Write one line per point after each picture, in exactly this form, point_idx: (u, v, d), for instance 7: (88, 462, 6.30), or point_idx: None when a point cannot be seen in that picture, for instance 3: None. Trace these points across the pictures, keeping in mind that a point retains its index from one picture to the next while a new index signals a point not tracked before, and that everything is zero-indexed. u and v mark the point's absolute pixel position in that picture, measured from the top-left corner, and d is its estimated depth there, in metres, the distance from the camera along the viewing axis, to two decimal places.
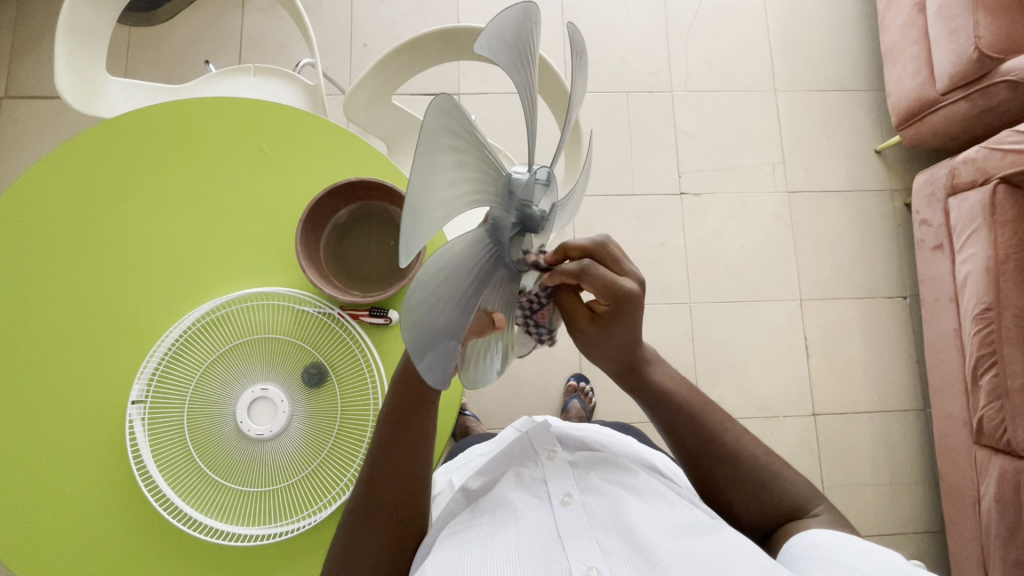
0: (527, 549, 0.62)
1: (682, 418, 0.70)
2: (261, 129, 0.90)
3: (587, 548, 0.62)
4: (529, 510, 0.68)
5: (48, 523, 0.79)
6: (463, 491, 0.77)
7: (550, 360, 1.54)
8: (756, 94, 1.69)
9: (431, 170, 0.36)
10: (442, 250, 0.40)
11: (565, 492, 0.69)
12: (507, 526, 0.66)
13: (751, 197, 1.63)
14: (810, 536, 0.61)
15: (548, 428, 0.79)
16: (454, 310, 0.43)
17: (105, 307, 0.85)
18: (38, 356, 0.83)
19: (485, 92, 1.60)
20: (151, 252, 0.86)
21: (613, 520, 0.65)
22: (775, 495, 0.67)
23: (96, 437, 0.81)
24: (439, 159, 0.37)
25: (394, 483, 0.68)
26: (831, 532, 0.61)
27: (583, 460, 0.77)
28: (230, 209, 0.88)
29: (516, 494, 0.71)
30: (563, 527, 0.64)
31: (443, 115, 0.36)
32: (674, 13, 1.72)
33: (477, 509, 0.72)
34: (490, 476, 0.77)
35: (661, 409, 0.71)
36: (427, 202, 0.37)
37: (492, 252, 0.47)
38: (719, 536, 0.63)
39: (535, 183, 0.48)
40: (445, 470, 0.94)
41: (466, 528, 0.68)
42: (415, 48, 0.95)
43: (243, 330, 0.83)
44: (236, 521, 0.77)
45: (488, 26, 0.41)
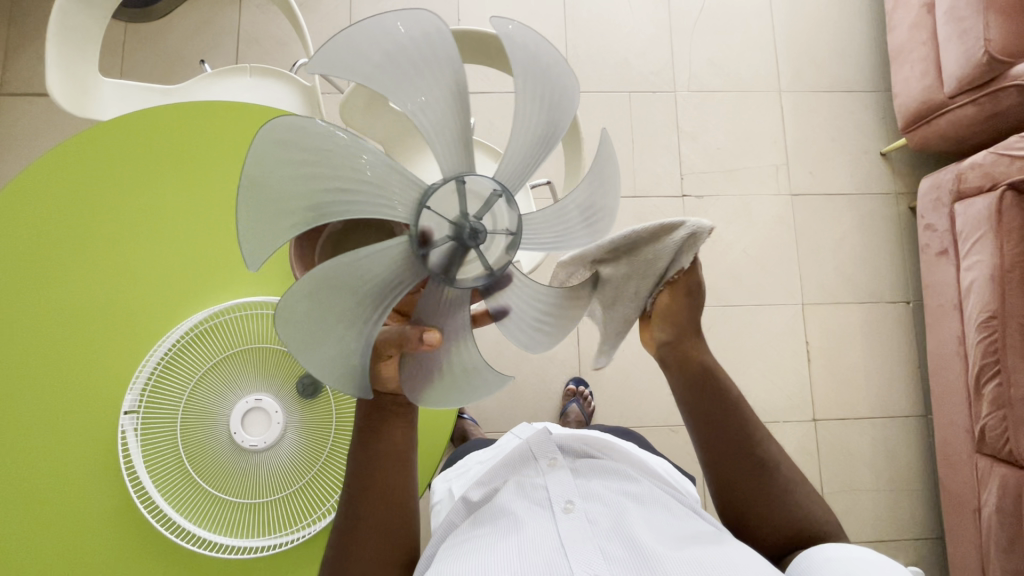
0: (529, 554, 0.61)
1: (726, 417, 0.69)
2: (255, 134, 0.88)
3: (590, 555, 0.61)
4: (531, 518, 0.67)
5: (40, 535, 0.79)
6: (463, 501, 0.75)
7: (550, 364, 1.53)
8: (761, 94, 1.67)
9: (268, 204, 0.47)
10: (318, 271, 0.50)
11: (567, 499, 0.69)
12: (509, 535, 0.64)
13: (754, 201, 1.61)
14: (822, 550, 0.60)
15: (548, 435, 0.78)
16: (341, 323, 0.52)
17: (99, 317, 0.84)
18: (28, 367, 0.82)
19: (485, 91, 1.58)
20: (145, 260, 0.85)
21: (615, 529, 0.64)
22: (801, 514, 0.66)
23: (89, 447, 0.81)
24: (277, 186, 0.47)
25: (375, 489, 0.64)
26: (846, 547, 0.60)
27: (585, 468, 0.76)
28: (224, 216, 0.87)
29: (517, 503, 0.70)
30: (566, 537, 0.63)
31: (266, 152, 0.46)
32: (678, 11, 1.69)
33: (478, 518, 0.71)
34: (492, 485, 0.76)
35: (715, 408, 0.69)
36: (269, 221, 0.48)
37: (423, 268, 0.56)
38: (726, 546, 0.62)
39: (455, 203, 0.55)
40: (444, 477, 0.93)
41: (467, 537, 0.67)
42: None
43: (237, 340, 0.81)
44: (229, 534, 0.77)
45: (316, 56, 0.46)
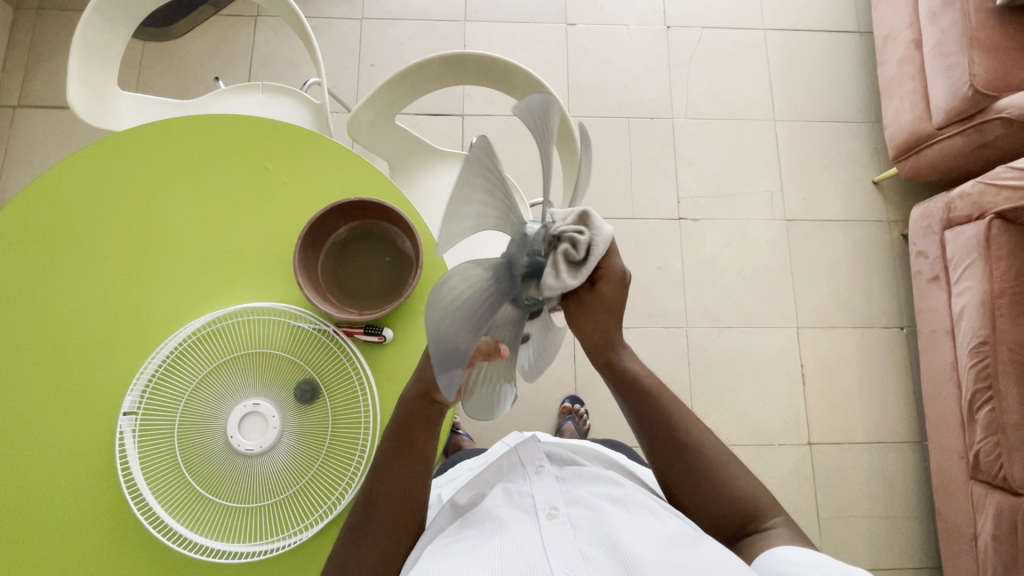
0: (511, 558, 0.61)
1: (645, 404, 0.70)
2: (265, 146, 0.91)
3: (571, 560, 0.61)
4: (515, 521, 0.67)
5: (33, 534, 0.79)
6: (451, 504, 0.78)
7: (546, 381, 1.53)
8: (756, 123, 1.72)
9: (466, 191, 0.41)
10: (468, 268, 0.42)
11: (551, 505, 0.69)
12: (493, 535, 0.65)
13: (750, 226, 1.64)
14: (779, 553, 0.61)
15: (536, 443, 0.80)
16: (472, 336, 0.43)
17: (105, 320, 0.85)
18: (34, 365, 0.83)
19: (489, 113, 1.64)
20: (153, 265, 0.87)
21: (597, 532, 0.65)
22: (733, 500, 0.68)
23: (87, 448, 0.81)
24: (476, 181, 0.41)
25: (393, 492, 0.68)
26: (798, 549, 0.61)
27: (571, 475, 0.77)
28: (231, 225, 0.89)
29: (503, 507, 0.71)
30: (548, 541, 0.64)
31: (482, 155, 0.41)
32: (676, 42, 1.76)
33: (465, 521, 0.72)
34: (479, 491, 0.78)
35: (628, 395, 0.70)
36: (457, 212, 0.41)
37: (508, 287, 0.48)
38: (704, 547, 0.62)
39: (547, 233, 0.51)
40: (437, 484, 0.93)
41: (453, 539, 0.68)
42: (419, 73, 0.98)
43: (238, 344, 0.83)
44: (221, 538, 0.77)
45: (526, 99, 0.48)
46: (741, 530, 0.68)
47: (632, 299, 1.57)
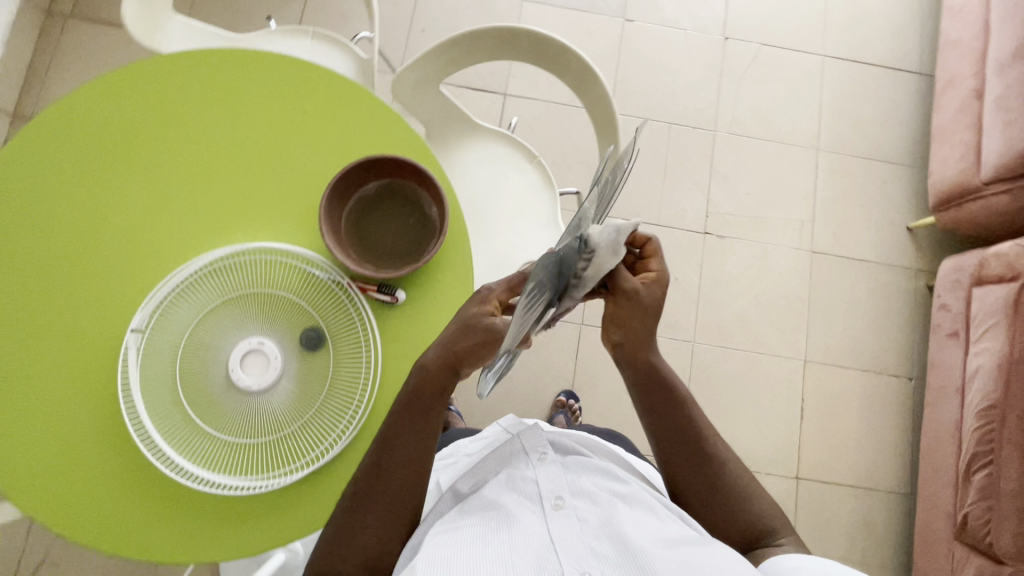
0: (520, 550, 0.63)
1: (672, 413, 0.74)
2: (309, 91, 0.91)
3: (580, 554, 0.63)
4: (521, 512, 0.69)
5: (26, 433, 0.80)
6: (452, 491, 0.78)
7: (545, 372, 1.53)
8: (798, 149, 1.68)
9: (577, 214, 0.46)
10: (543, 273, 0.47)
11: (557, 496, 0.70)
12: (499, 529, 0.66)
13: (774, 251, 1.62)
14: (784, 560, 0.65)
15: (540, 431, 0.79)
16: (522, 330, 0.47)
17: (126, 236, 0.86)
18: (52, 269, 0.84)
19: (531, 97, 1.62)
20: (181, 191, 0.88)
21: (604, 527, 0.66)
22: (745, 515, 0.72)
23: (91, 359, 0.82)
24: None
25: (404, 465, 0.72)
26: (801, 557, 0.65)
27: (574, 463, 0.77)
28: (262, 164, 0.89)
29: (508, 496, 0.71)
30: (554, 535, 0.65)
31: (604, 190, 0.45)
32: (732, 54, 1.72)
33: (465, 508, 0.72)
34: (481, 480, 0.78)
35: (655, 406, 0.75)
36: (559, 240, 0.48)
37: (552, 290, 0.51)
38: (711, 549, 0.64)
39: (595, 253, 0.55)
40: (430, 463, 0.93)
41: (454, 525, 0.69)
42: (472, 41, 0.97)
43: (252, 281, 0.83)
44: (208, 467, 0.78)
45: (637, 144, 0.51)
46: (750, 543, 0.72)
47: None
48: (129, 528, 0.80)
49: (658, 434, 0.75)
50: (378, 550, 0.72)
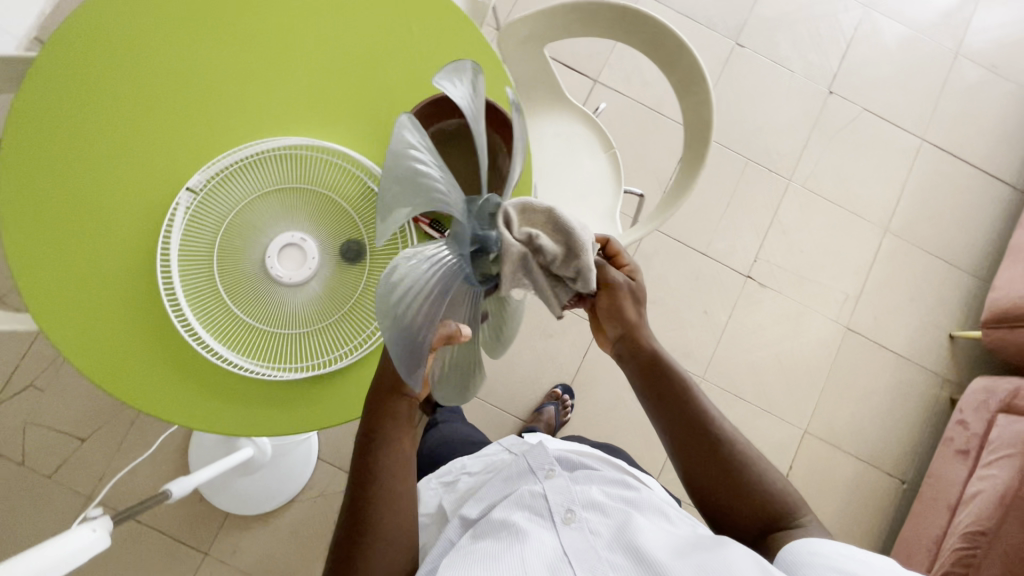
0: (535, 564, 0.66)
1: (669, 391, 0.76)
2: (420, 11, 0.89)
3: (596, 564, 0.66)
4: (532, 527, 0.72)
5: (55, 251, 0.81)
6: (462, 517, 0.81)
7: (549, 361, 1.52)
8: (867, 224, 1.63)
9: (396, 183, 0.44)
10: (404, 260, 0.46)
11: (567, 509, 0.75)
12: (510, 545, 0.69)
13: (810, 316, 1.58)
14: (805, 544, 0.64)
15: (545, 451, 0.85)
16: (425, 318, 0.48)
17: (204, 97, 0.85)
18: (124, 103, 0.84)
19: (620, 91, 1.60)
20: (269, 68, 0.86)
21: (615, 535, 0.70)
22: (763, 496, 0.71)
23: (137, 202, 0.83)
24: (403, 166, 0.45)
25: (396, 461, 0.71)
26: (825, 541, 0.64)
27: (582, 477, 0.82)
28: (353, 68, 0.88)
29: (518, 515, 0.75)
30: (569, 547, 0.69)
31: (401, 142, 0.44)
32: (832, 110, 1.67)
33: (474, 531, 0.75)
34: (491, 503, 0.82)
35: (651, 382, 0.77)
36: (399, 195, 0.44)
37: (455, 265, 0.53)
38: (724, 547, 0.66)
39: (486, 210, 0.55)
40: (433, 486, 0.96)
41: (468, 546, 0.72)
42: (592, 12, 0.94)
43: (311, 178, 0.82)
44: (223, 343, 0.79)
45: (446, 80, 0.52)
46: (770, 525, 0.71)
47: (665, 328, 1.54)
48: (129, 378, 0.80)
49: (667, 422, 0.75)
50: (396, 549, 0.70)
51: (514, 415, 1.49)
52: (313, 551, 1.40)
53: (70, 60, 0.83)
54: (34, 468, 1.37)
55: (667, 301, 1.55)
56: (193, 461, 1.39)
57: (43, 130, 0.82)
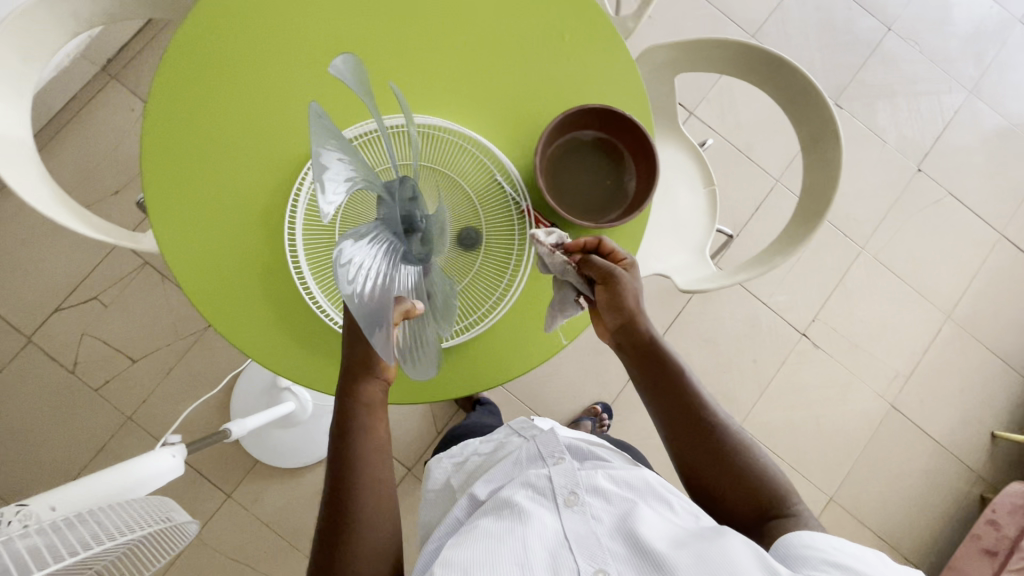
0: (538, 551, 0.67)
1: (664, 378, 0.80)
2: (575, 18, 0.90)
3: (595, 551, 0.68)
4: (535, 511, 0.73)
5: (187, 180, 0.82)
6: (470, 497, 0.81)
7: (593, 377, 1.53)
8: (930, 306, 1.63)
9: (329, 178, 0.50)
10: (352, 249, 0.54)
11: (569, 492, 0.76)
12: (514, 527, 0.70)
13: (856, 385, 1.58)
14: (799, 537, 0.63)
15: (555, 436, 0.84)
16: (380, 297, 0.57)
17: (351, 62, 0.85)
18: (276, 48, 0.84)
19: (713, 128, 1.61)
20: (420, 42, 0.86)
21: (616, 523, 0.71)
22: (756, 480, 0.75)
23: (270, 148, 0.83)
24: (337, 165, 0.52)
25: (378, 443, 0.78)
26: (817, 532, 0.64)
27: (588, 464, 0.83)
28: (501, 59, 0.88)
29: (521, 494, 0.76)
30: (570, 533, 0.70)
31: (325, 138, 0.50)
32: (917, 187, 1.66)
33: (480, 512, 0.76)
34: (499, 485, 0.82)
35: (646, 369, 0.80)
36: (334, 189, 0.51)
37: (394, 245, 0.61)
38: (721, 530, 0.67)
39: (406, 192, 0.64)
40: (441, 462, 0.97)
41: (472, 526, 0.73)
42: (736, 52, 0.95)
43: (444, 159, 0.84)
44: (333, 304, 0.81)
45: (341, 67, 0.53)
46: (763, 508, 0.74)
47: (712, 367, 1.54)
48: (235, 323, 0.81)
49: (662, 408, 0.79)
50: (388, 517, 0.77)
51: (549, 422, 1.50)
52: None
53: (228, 2, 0.84)
54: (84, 378, 1.40)
55: (719, 342, 1.55)
56: (235, 406, 1.40)
57: (190, 66, 0.83)
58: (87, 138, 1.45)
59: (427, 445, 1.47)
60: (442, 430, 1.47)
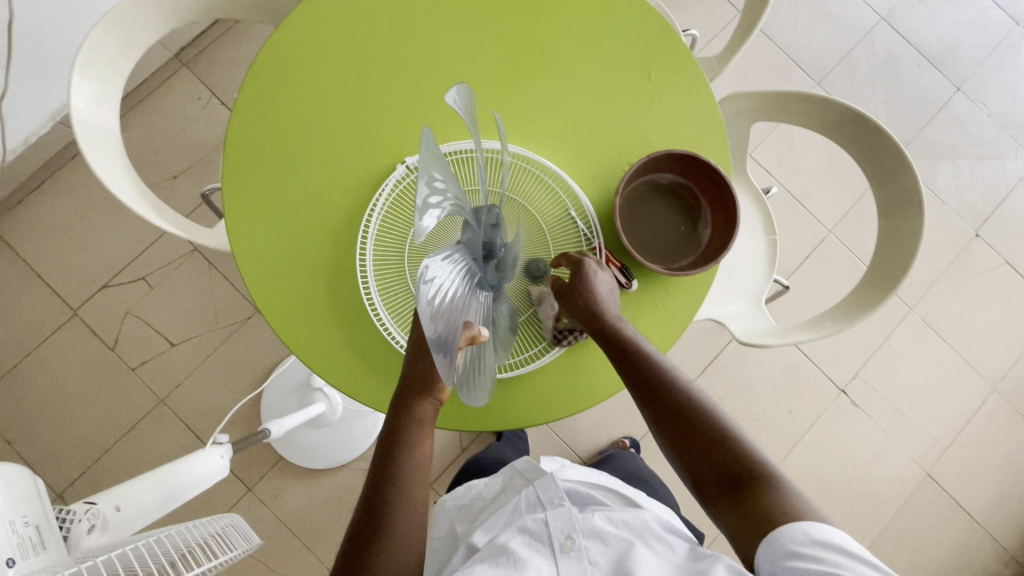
0: None
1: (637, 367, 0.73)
2: (662, 59, 0.89)
3: None
4: (533, 557, 0.73)
5: (266, 186, 0.83)
6: (469, 546, 0.81)
7: (623, 411, 1.51)
8: (976, 375, 1.58)
9: (426, 185, 0.45)
10: (434, 262, 0.47)
11: (565, 537, 0.76)
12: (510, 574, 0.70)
13: (892, 449, 1.53)
14: (787, 534, 0.60)
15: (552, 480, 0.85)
16: (452, 318, 0.50)
17: (438, 85, 0.85)
18: (366, 64, 0.85)
19: (769, 172, 1.59)
20: (507, 71, 0.86)
21: (613, 567, 0.71)
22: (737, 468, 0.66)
23: (350, 161, 0.84)
24: (436, 172, 0.47)
25: (414, 467, 0.71)
26: (805, 525, 0.61)
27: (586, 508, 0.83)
28: (586, 94, 0.87)
29: (519, 540, 0.76)
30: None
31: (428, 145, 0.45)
32: (974, 252, 1.62)
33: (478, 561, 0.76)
34: (497, 533, 0.82)
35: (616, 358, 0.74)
36: (429, 196, 0.46)
37: (473, 269, 0.56)
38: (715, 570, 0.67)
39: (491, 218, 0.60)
40: (445, 506, 0.97)
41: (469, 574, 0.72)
42: (820, 107, 0.94)
43: (520, 189, 0.84)
44: (398, 323, 0.81)
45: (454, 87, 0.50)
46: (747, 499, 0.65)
47: (746, 414, 1.51)
48: (298, 332, 0.83)
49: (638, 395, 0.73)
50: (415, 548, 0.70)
51: (575, 452, 1.48)
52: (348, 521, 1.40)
53: (324, 15, 0.85)
54: (122, 356, 1.42)
55: (755, 389, 1.52)
56: (266, 401, 1.41)
57: (280, 75, 0.84)
58: (154, 122, 1.48)
59: (450, 460, 1.45)
60: (468, 448, 1.46)
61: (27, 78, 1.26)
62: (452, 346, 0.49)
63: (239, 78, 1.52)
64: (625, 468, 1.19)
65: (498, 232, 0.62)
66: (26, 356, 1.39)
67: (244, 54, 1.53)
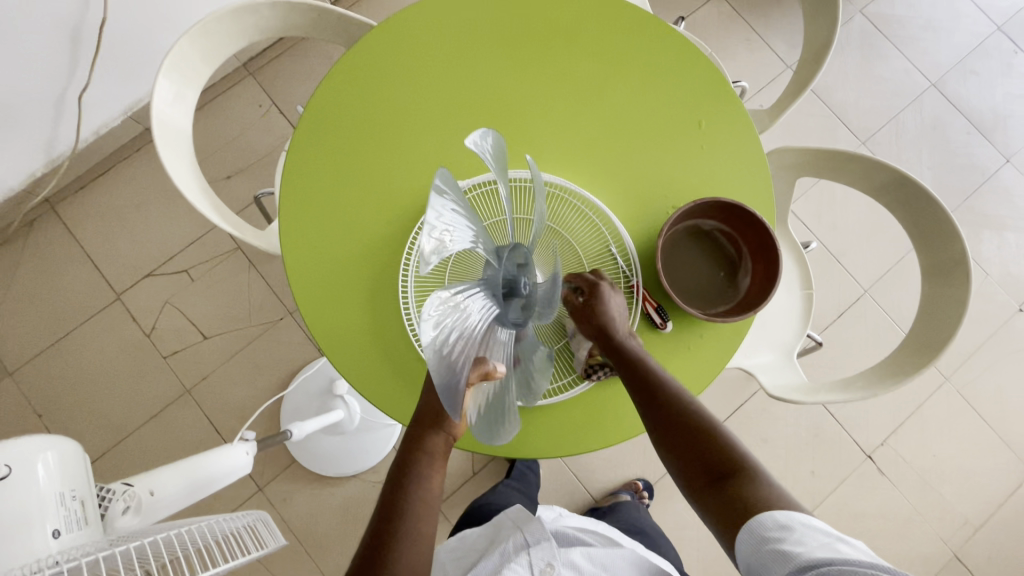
0: None
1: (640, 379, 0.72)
2: (714, 109, 0.91)
3: None
4: None
5: (321, 197, 0.87)
6: None
7: (639, 452, 1.48)
8: (1014, 457, 1.51)
9: (434, 225, 0.46)
10: (442, 299, 0.48)
11: (545, 564, 0.82)
12: None
13: (918, 525, 1.46)
14: (765, 518, 0.59)
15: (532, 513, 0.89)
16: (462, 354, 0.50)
17: (494, 114, 0.89)
18: (428, 91, 0.89)
19: (808, 227, 1.58)
20: (561, 108, 0.90)
21: None
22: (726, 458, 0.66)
23: (402, 180, 0.87)
24: (446, 212, 0.48)
25: (423, 499, 0.71)
26: (788, 511, 0.59)
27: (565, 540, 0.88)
28: (636, 136, 0.90)
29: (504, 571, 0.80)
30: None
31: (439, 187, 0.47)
32: (1017, 327, 1.57)
33: None
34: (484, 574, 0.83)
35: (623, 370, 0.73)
36: (436, 234, 0.47)
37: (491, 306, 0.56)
38: None
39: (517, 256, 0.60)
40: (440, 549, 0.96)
41: None
42: (869, 169, 0.94)
43: (563, 220, 0.86)
44: None
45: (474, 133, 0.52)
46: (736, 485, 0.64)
47: (766, 469, 1.47)
48: (335, 338, 0.85)
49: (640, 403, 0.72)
50: None
51: (586, 489, 1.45)
52: (352, 533, 1.40)
53: (394, 43, 0.89)
54: (157, 344, 1.46)
55: (778, 446, 1.48)
56: (287, 402, 1.43)
57: (346, 92, 0.88)
58: (216, 126, 1.56)
59: (460, 483, 1.44)
60: (478, 472, 1.45)
61: (111, 72, 1.36)
62: (461, 383, 0.49)
63: (300, 90, 1.60)
64: (627, 520, 1.16)
65: (525, 271, 0.62)
66: (67, 334, 1.45)
67: (307, 68, 1.61)
